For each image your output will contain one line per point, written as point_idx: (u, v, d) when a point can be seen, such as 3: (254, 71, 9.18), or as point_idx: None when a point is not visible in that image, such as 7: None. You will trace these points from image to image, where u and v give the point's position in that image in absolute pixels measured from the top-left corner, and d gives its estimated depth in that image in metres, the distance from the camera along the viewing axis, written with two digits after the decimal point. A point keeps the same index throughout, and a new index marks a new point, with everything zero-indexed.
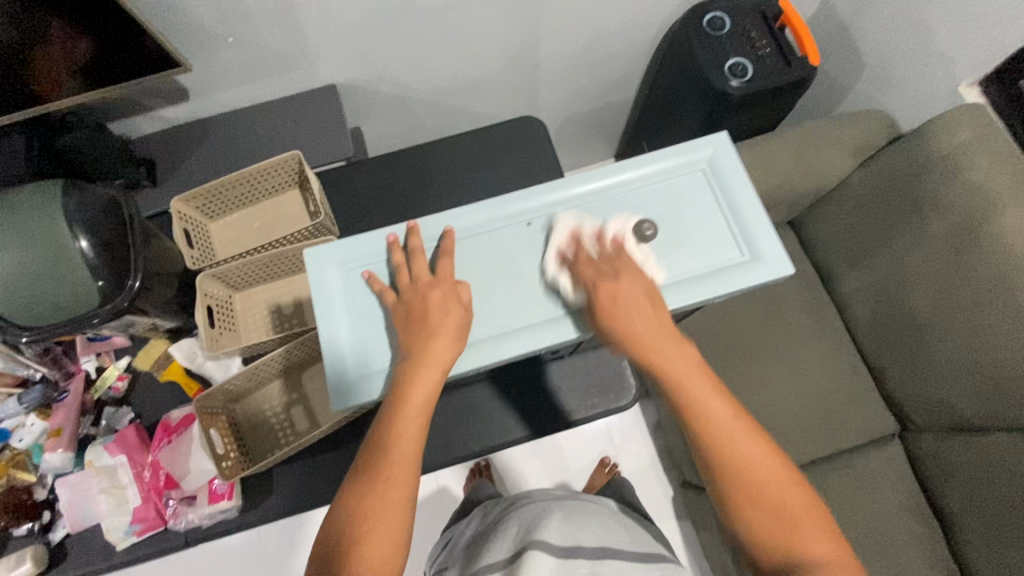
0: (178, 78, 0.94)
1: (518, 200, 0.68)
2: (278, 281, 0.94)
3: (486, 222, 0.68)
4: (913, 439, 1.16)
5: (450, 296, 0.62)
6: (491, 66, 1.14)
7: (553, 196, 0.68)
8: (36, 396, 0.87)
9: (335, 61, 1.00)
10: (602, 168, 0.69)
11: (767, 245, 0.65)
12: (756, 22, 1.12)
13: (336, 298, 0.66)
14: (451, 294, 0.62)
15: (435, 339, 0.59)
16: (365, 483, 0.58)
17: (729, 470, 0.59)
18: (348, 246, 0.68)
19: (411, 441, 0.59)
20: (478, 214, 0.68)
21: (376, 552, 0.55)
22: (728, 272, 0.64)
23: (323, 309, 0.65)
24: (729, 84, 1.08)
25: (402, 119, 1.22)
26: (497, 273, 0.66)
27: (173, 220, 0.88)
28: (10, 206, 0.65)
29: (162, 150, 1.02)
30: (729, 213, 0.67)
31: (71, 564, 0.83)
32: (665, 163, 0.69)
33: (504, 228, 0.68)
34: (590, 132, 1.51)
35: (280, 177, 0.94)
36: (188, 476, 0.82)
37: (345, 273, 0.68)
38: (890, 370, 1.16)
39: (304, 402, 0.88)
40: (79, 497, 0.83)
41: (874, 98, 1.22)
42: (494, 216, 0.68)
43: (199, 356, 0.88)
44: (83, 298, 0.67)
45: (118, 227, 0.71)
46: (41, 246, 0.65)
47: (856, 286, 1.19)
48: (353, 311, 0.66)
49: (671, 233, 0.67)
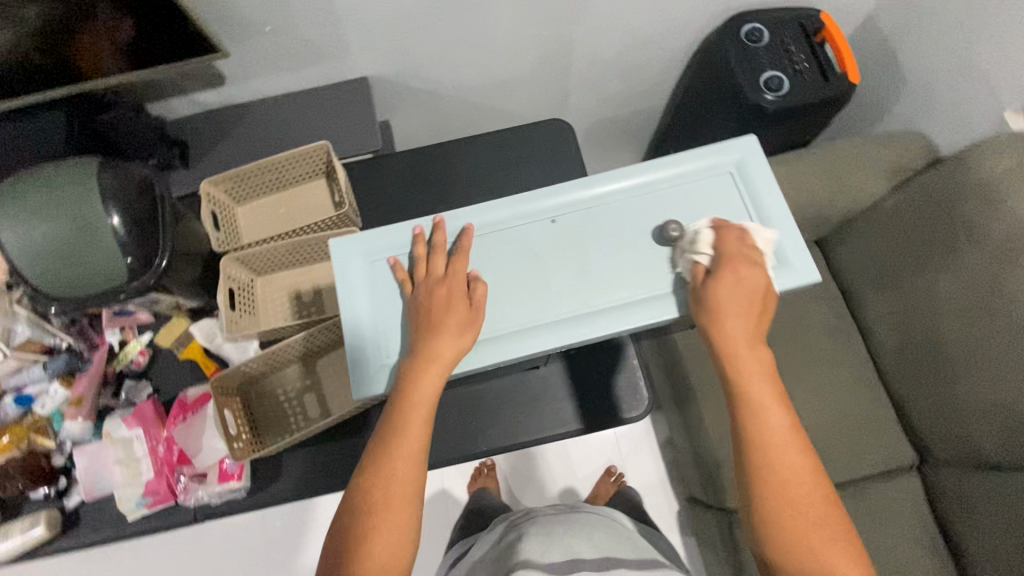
0: (216, 63, 0.96)
1: (540, 198, 0.68)
2: (300, 268, 0.96)
3: (508, 219, 0.68)
4: (932, 473, 1.12)
5: (460, 295, 0.61)
6: (523, 67, 1.14)
7: (578, 196, 0.68)
8: (61, 363, 0.89)
9: (370, 54, 1.01)
10: (627, 170, 0.69)
11: (793, 250, 0.63)
12: (796, 36, 1.09)
13: (358, 286, 0.66)
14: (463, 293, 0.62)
15: (440, 336, 0.59)
16: (368, 479, 0.58)
17: (773, 473, 0.57)
18: (372, 236, 0.68)
19: (416, 438, 0.59)
20: (501, 212, 0.68)
21: (379, 547, 0.56)
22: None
23: (345, 295, 0.66)
24: (763, 97, 1.06)
25: (431, 115, 1.22)
26: (519, 269, 0.66)
27: (202, 202, 0.90)
28: (50, 182, 0.68)
29: (195, 132, 1.04)
30: (755, 216, 0.65)
31: (83, 531, 0.85)
32: (688, 166, 0.68)
33: (525, 226, 0.68)
34: (618, 138, 1.50)
35: (308, 165, 0.95)
36: (201, 454, 0.85)
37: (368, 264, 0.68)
38: (913, 400, 1.13)
39: (318, 389, 0.89)
40: (95, 465, 0.85)
41: (913, 119, 1.19)
42: (517, 213, 0.68)
43: (217, 337, 0.90)
44: (112, 274, 0.69)
45: (149, 206, 0.72)
46: (76, 220, 0.67)
47: (883, 312, 1.16)
48: (374, 300, 0.66)
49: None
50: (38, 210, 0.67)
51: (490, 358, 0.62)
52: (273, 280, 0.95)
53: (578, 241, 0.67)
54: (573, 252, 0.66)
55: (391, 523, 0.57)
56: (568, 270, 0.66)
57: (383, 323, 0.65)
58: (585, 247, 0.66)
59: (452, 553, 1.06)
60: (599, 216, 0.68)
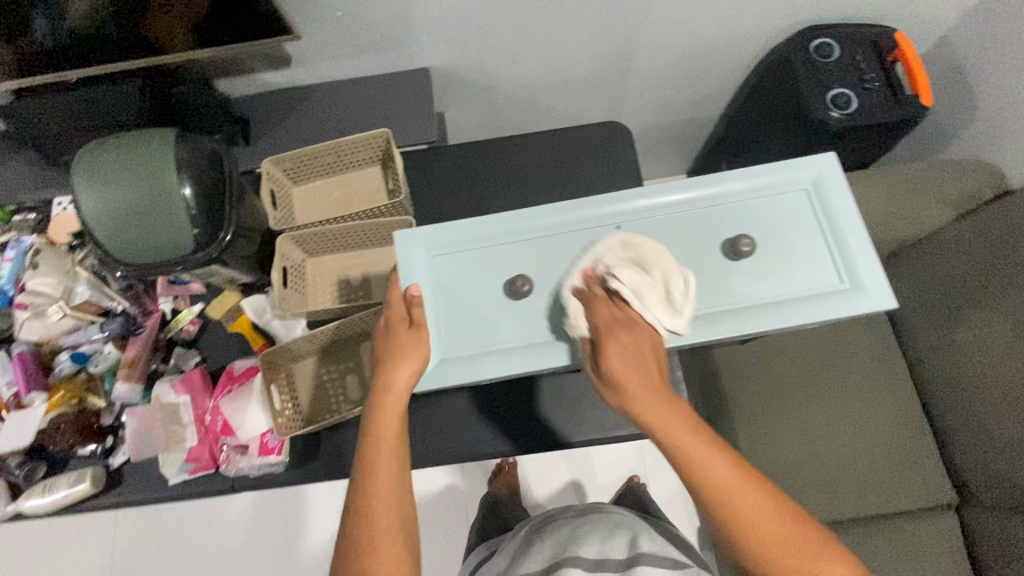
0: (285, 45, 0.97)
1: (609, 201, 0.68)
2: (350, 252, 0.97)
3: (575, 220, 0.68)
4: (972, 515, 1.08)
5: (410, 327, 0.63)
6: (582, 67, 1.13)
7: (648, 202, 0.68)
8: (116, 325, 0.92)
9: (434, 44, 1.02)
10: (700, 179, 0.68)
11: (869, 274, 0.62)
12: (867, 53, 1.06)
13: (424, 277, 0.68)
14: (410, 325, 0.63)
15: (397, 363, 0.61)
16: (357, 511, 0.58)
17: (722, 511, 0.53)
18: (438, 229, 0.69)
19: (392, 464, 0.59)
20: (569, 211, 0.68)
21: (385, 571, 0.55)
22: (827, 299, 0.61)
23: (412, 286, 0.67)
24: (828, 114, 1.04)
25: (485, 109, 1.22)
26: None
27: (262, 180, 0.92)
28: (128, 149, 0.70)
29: (258, 111, 1.06)
30: (831, 236, 0.64)
31: (125, 489, 0.88)
32: (762, 181, 0.67)
33: (593, 228, 0.68)
34: (667, 145, 1.48)
35: (366, 151, 0.97)
36: (243, 426, 0.84)
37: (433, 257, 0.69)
38: (958, 438, 1.09)
39: (360, 372, 0.90)
40: (142, 428, 0.86)
41: (981, 147, 1.15)
42: (585, 215, 0.68)
43: (267, 313, 0.91)
44: (179, 243, 0.71)
45: (218, 178, 0.73)
46: (150, 189, 0.69)
47: (934, 344, 1.12)
48: (439, 293, 0.67)
49: (767, 252, 0.65)
50: (115, 177, 0.69)
51: (552, 359, 0.63)
52: (323, 262, 0.96)
53: (646, 248, 0.67)
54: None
55: (381, 536, 0.56)
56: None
57: (446, 317, 0.66)
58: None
59: (475, 555, 1.03)
60: (668, 224, 0.67)
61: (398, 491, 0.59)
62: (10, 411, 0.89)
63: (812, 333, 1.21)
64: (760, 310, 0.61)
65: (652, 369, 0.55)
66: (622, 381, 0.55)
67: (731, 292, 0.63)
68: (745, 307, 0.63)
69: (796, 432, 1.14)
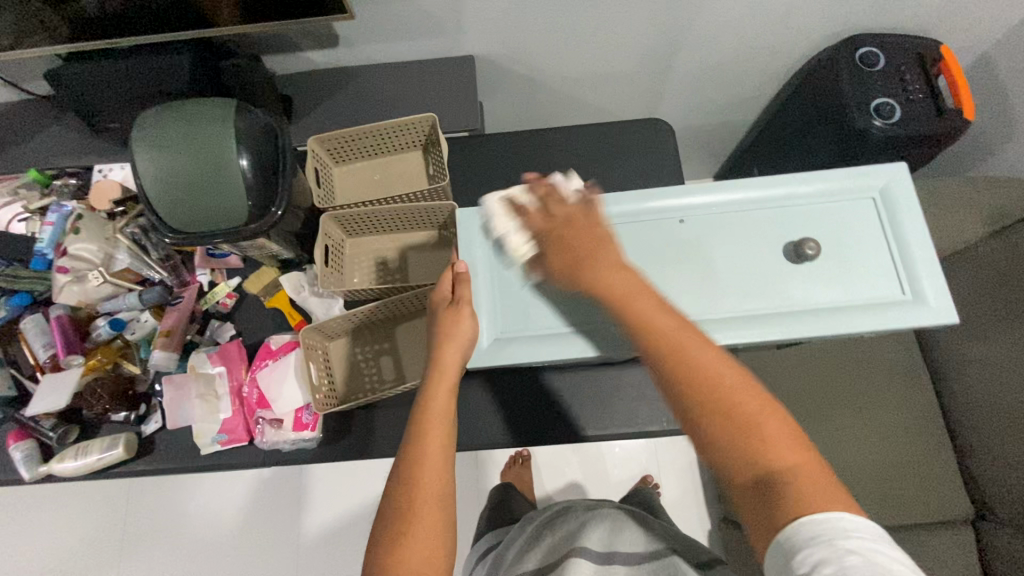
0: (335, 24, 0.98)
1: (672, 196, 0.71)
2: (388, 235, 0.97)
3: (637, 211, 0.71)
4: (989, 532, 1.07)
5: (458, 311, 0.66)
6: (624, 64, 1.13)
7: (708, 198, 0.70)
8: (155, 295, 0.91)
9: (482, 33, 1.02)
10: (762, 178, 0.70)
11: (930, 285, 0.63)
12: (911, 65, 1.06)
13: (482, 259, 0.71)
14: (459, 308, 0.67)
15: (446, 344, 0.65)
16: (399, 487, 0.59)
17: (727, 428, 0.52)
18: None
19: (437, 442, 0.60)
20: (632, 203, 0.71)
21: (420, 548, 0.55)
22: (885, 305, 0.63)
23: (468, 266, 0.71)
24: (871, 123, 1.04)
25: (523, 101, 1.23)
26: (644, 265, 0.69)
27: (307, 158, 0.92)
28: (190, 117, 0.70)
29: (302, 90, 1.06)
30: (893, 245, 0.66)
31: (156, 457, 0.88)
32: (829, 186, 0.69)
33: (656, 221, 0.71)
34: (698, 147, 1.48)
35: (410, 135, 0.97)
36: (279, 401, 0.84)
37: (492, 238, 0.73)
38: (980, 452, 1.09)
39: (395, 354, 0.91)
40: (177, 397, 0.88)
41: (1020, 165, 1.15)
42: (645, 208, 0.71)
43: (305, 290, 0.92)
44: (234, 213, 0.71)
45: (272, 150, 0.74)
46: (207, 157, 0.69)
47: (961, 359, 1.13)
48: (496, 274, 0.71)
49: (827, 255, 0.66)
50: (173, 142, 0.69)
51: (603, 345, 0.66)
52: (361, 242, 0.97)
53: (706, 243, 0.69)
54: (699, 253, 0.69)
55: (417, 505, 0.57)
56: (695, 271, 0.68)
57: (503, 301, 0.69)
58: (713, 250, 0.69)
59: (485, 540, 1.03)
60: (729, 222, 0.70)
61: (443, 465, 0.60)
62: (46, 372, 0.90)
63: (836, 342, 1.21)
64: (818, 310, 0.64)
65: (643, 284, 0.59)
66: (611, 288, 0.58)
67: (789, 292, 0.65)
68: (797, 307, 0.64)
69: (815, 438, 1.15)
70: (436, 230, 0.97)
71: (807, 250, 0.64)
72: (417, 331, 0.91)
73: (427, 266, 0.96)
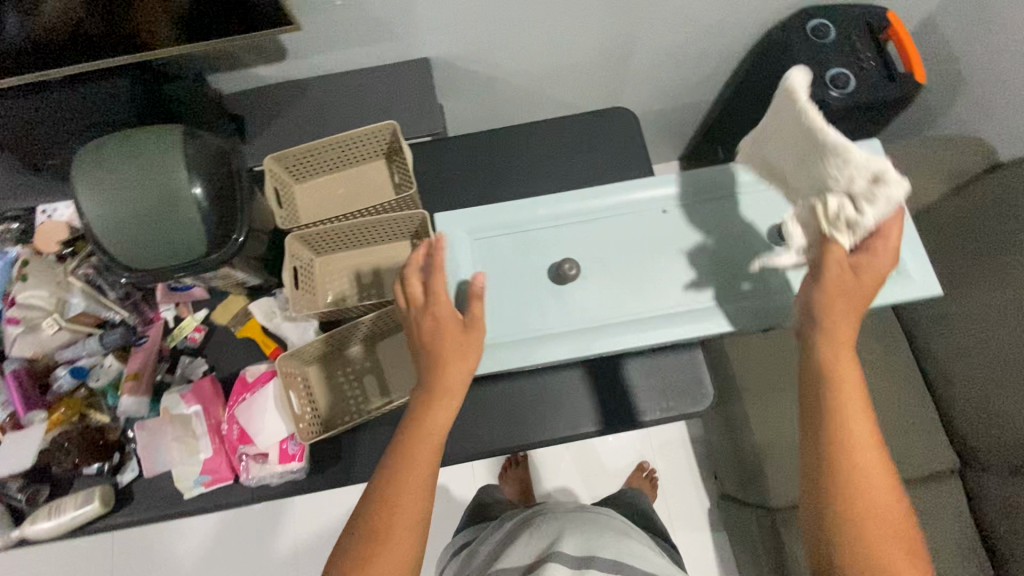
0: (281, 37, 0.94)
1: (651, 189, 0.74)
2: (359, 250, 0.94)
3: (615, 208, 0.74)
4: (974, 479, 1.12)
5: (461, 326, 0.64)
6: (582, 54, 1.12)
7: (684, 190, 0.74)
8: (116, 337, 0.87)
9: (435, 34, 0.99)
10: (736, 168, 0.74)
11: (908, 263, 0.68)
12: (861, 34, 1.08)
13: (470, 264, 0.73)
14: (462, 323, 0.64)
15: (449, 364, 0.63)
16: (374, 504, 0.60)
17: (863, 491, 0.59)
18: (483, 217, 0.75)
19: (421, 463, 0.61)
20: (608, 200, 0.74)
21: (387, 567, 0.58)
22: None
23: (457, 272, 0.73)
24: (828, 94, 1.05)
25: (484, 99, 1.20)
26: (629, 260, 0.73)
27: (265, 179, 0.89)
28: (133, 150, 0.66)
29: (253, 107, 1.02)
30: None
31: (137, 507, 0.84)
32: None
33: (636, 214, 0.74)
34: (662, 131, 1.48)
35: (371, 145, 0.94)
36: (261, 434, 0.81)
37: (475, 241, 0.74)
38: (960, 404, 1.12)
39: (379, 373, 0.88)
40: (153, 442, 0.83)
41: (972, 123, 1.18)
42: (624, 203, 0.74)
43: (277, 315, 0.88)
44: (192, 246, 0.68)
45: (227, 175, 0.70)
46: (157, 190, 0.65)
47: (933, 316, 1.16)
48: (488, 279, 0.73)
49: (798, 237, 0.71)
50: (118, 178, 0.65)
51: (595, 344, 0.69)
52: (332, 260, 0.93)
53: (682, 235, 0.73)
54: (675, 246, 0.72)
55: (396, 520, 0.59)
56: (672, 266, 0.72)
57: (496, 305, 0.72)
58: (689, 241, 0.72)
59: (462, 535, 1.02)
60: (709, 212, 0.74)
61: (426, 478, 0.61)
62: (8, 432, 0.84)
63: None
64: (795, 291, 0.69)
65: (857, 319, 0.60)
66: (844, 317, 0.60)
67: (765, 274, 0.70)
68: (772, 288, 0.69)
69: None
70: (409, 240, 0.94)
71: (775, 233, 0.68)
72: (401, 346, 0.89)
73: (404, 278, 0.93)
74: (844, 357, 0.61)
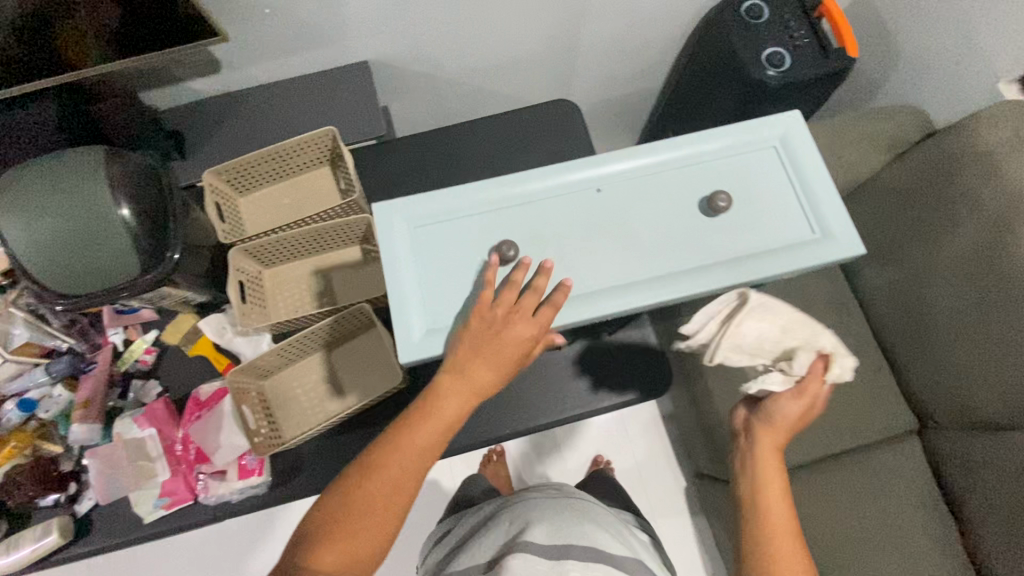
0: (211, 48, 0.92)
1: (586, 167, 0.71)
2: (307, 258, 0.93)
3: (551, 187, 0.70)
4: (931, 436, 1.16)
5: (512, 317, 0.61)
6: (523, 48, 1.13)
7: (617, 166, 0.71)
8: (64, 365, 0.86)
9: (371, 37, 0.99)
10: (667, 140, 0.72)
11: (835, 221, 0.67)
12: (793, 12, 1.11)
13: (404, 253, 0.68)
14: (513, 315, 0.61)
15: (483, 365, 0.60)
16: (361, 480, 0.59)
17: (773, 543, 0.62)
18: (418, 204, 0.69)
19: (421, 450, 0.61)
20: (545, 179, 0.70)
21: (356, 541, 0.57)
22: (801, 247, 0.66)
23: (390, 262, 0.67)
24: (766, 73, 1.07)
25: (429, 100, 1.20)
26: (569, 237, 0.68)
27: (205, 193, 0.87)
28: (52, 173, 0.65)
29: (189, 122, 1.00)
30: (799, 188, 0.69)
31: (96, 536, 0.82)
32: (735, 140, 0.71)
33: (574, 192, 0.70)
34: (614, 120, 1.49)
35: (311, 153, 0.93)
36: (219, 452, 0.81)
37: (414, 230, 0.69)
38: (914, 366, 1.16)
39: (335, 380, 0.87)
40: (108, 469, 0.82)
41: (907, 93, 1.22)
42: (560, 183, 0.70)
43: (228, 331, 0.87)
44: (123, 267, 0.67)
45: (157, 193, 0.69)
46: (82, 212, 0.64)
47: (882, 283, 1.19)
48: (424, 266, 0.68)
49: (741, 209, 0.68)
50: (38, 202, 0.64)
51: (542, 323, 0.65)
52: (282, 271, 0.93)
53: (626, 209, 0.69)
54: (617, 225, 0.69)
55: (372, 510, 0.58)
56: (614, 244, 0.68)
57: (433, 292, 0.67)
58: (634, 214, 0.69)
59: (442, 525, 0.99)
60: (646, 183, 0.70)
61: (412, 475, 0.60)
62: None
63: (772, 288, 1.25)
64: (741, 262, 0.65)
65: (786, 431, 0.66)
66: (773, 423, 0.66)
67: (709, 249, 0.67)
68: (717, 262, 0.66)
69: None
70: (358, 245, 0.94)
71: (720, 203, 0.66)
72: (357, 352, 0.89)
73: (355, 283, 0.93)
74: (768, 464, 0.65)
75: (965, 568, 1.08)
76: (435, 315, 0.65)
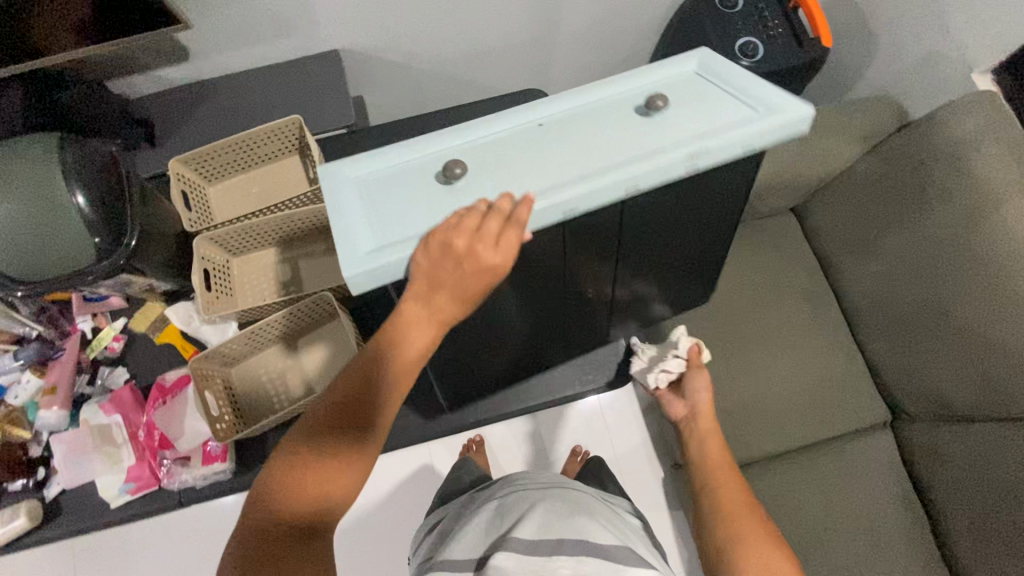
0: (177, 35, 0.91)
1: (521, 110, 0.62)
2: (275, 248, 0.94)
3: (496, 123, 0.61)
4: (903, 427, 1.17)
5: (476, 241, 0.50)
6: (497, 38, 1.12)
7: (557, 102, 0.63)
8: (32, 352, 0.87)
9: (340, 26, 0.99)
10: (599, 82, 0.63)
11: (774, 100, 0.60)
12: (769, 2, 1.10)
13: (350, 205, 0.57)
14: (477, 236, 0.50)
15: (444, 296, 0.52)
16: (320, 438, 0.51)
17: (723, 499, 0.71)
18: (366, 163, 0.60)
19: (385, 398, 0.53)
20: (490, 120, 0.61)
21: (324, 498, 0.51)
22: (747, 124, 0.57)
23: (333, 214, 0.56)
24: (739, 64, 1.06)
25: (404, 91, 1.20)
26: (524, 155, 0.59)
27: (171, 182, 0.88)
28: (6, 161, 0.65)
29: (159, 110, 1.00)
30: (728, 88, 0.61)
31: (66, 520, 0.84)
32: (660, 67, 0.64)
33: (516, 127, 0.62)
34: None
35: (279, 142, 0.94)
36: (182, 438, 0.82)
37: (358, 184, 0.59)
38: (885, 357, 1.16)
39: (300, 367, 0.88)
40: (72, 456, 0.83)
41: (884, 85, 1.21)
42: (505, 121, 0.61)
43: (195, 320, 0.88)
44: (78, 253, 0.68)
45: (113, 181, 0.70)
46: (35, 200, 0.65)
47: (854, 274, 1.19)
48: (369, 209, 0.57)
49: (684, 96, 0.61)
50: None
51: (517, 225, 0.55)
52: (249, 259, 0.93)
53: (573, 131, 0.60)
54: (569, 142, 0.59)
55: (346, 475, 0.52)
56: (576, 156, 0.58)
57: (382, 225, 0.55)
58: (580, 133, 0.60)
59: (432, 517, 0.86)
60: (584, 113, 0.62)
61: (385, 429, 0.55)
62: None
63: (748, 280, 1.25)
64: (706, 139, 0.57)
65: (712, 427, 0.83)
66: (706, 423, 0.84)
67: (678, 137, 0.57)
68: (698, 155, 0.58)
69: (739, 374, 1.19)
70: (325, 234, 0.94)
71: (655, 102, 0.59)
72: (322, 339, 0.90)
73: (323, 271, 0.94)
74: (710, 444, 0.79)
75: (931, 558, 1.09)
76: (379, 233, 0.54)
